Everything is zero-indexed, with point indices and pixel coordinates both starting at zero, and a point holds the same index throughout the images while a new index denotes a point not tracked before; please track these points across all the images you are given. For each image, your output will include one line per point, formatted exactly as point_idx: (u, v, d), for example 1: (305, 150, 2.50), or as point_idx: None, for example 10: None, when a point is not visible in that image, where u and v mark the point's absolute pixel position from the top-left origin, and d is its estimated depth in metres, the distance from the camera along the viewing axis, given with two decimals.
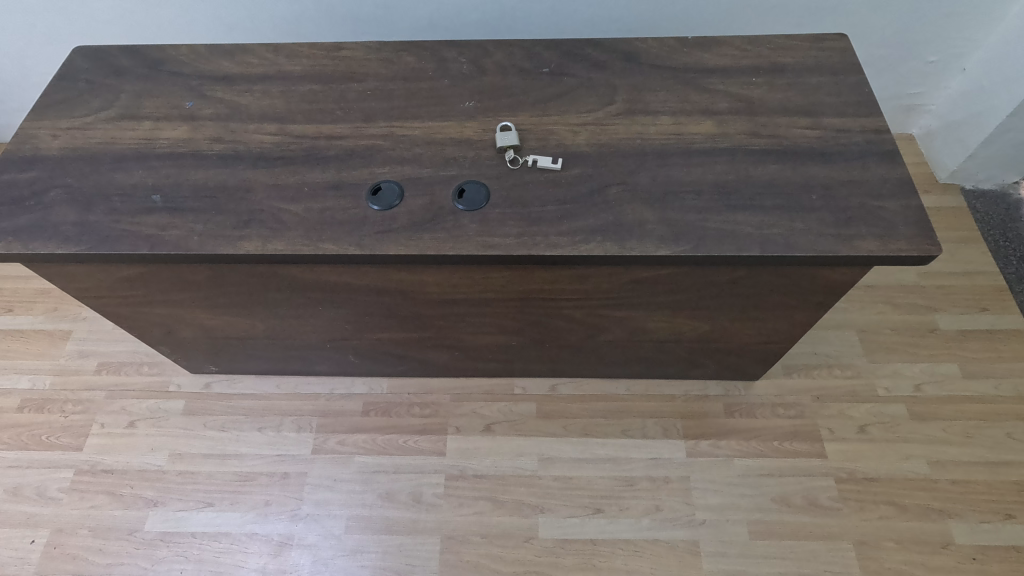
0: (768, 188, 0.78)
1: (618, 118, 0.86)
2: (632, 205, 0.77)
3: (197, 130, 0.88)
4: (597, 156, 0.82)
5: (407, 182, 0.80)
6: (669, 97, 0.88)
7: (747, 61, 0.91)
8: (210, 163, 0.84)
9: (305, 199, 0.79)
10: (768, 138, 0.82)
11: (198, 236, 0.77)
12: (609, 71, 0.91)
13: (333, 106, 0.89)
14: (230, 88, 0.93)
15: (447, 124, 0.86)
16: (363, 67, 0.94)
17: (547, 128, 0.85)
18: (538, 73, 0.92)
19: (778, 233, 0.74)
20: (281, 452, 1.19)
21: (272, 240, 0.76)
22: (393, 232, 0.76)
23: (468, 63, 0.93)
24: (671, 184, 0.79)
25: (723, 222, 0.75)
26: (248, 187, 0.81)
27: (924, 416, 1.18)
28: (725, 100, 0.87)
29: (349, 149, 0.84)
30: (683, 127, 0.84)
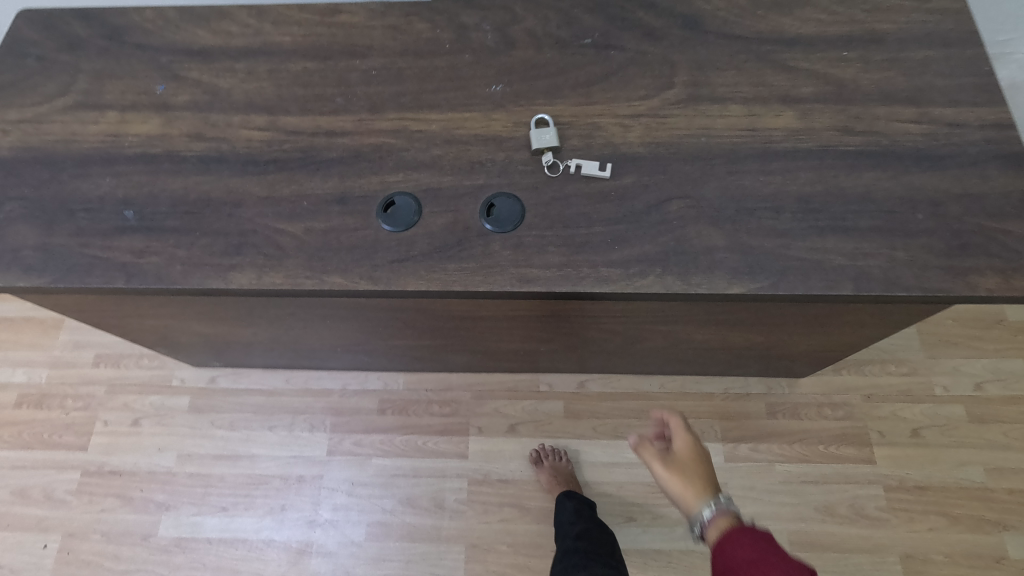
0: (865, 203, 0.64)
1: (677, 107, 0.70)
2: (697, 226, 0.64)
3: (172, 123, 0.73)
4: (653, 160, 0.67)
5: (426, 195, 0.67)
6: (740, 78, 0.72)
7: (837, 28, 0.74)
8: (190, 168, 0.70)
9: (304, 217, 0.67)
10: (863, 135, 0.67)
11: (181, 265, 0.65)
12: (666, 44, 0.74)
13: (332, 92, 0.74)
14: (208, 66, 0.77)
15: (470, 115, 0.71)
16: (366, 37, 0.77)
17: (591, 120, 0.70)
18: (578, 45, 0.75)
19: (877, 265, 0.61)
20: (294, 454, 1.13)
21: (268, 271, 0.64)
22: (411, 260, 0.64)
23: (493, 31, 0.76)
24: (745, 198, 0.65)
25: (809, 251, 0.62)
26: (236, 201, 0.68)
27: (984, 418, 1.09)
28: (811, 82, 0.71)
29: (355, 149, 0.70)
30: (758, 121, 0.69)
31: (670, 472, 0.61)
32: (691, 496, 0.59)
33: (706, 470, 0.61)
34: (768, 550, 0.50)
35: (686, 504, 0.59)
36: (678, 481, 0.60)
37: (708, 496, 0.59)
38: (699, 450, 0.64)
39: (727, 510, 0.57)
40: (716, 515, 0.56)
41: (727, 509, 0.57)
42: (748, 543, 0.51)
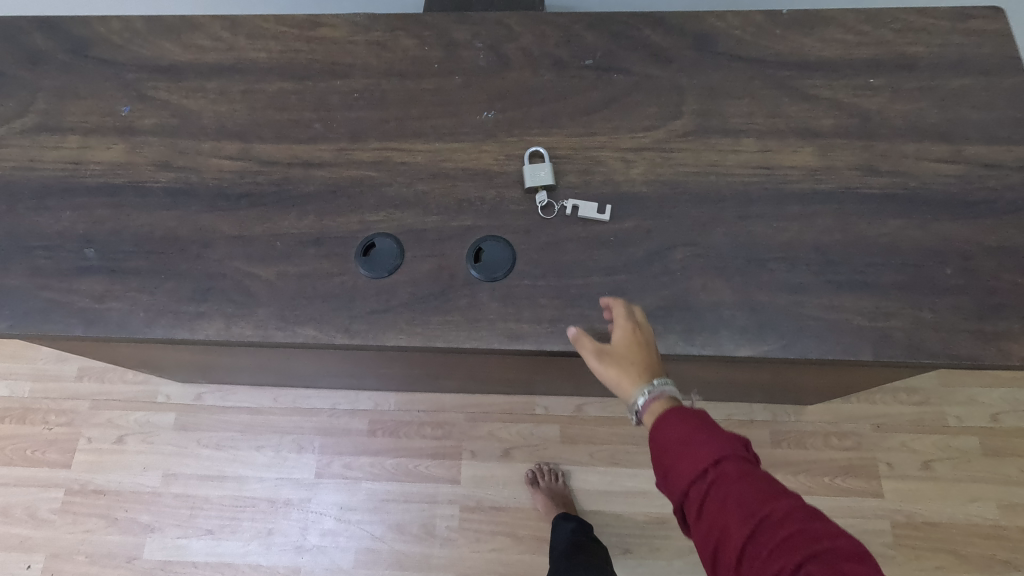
0: (889, 255, 0.58)
1: (685, 141, 0.64)
2: (703, 278, 0.58)
3: (137, 149, 0.68)
4: (657, 201, 0.62)
5: (409, 237, 0.62)
6: (755, 108, 0.65)
7: (864, 50, 0.67)
8: (155, 202, 0.65)
9: (277, 260, 0.62)
10: (889, 176, 0.61)
11: (144, 311, 0.60)
12: (674, 67, 0.68)
13: (310, 117, 0.68)
14: (176, 85, 0.71)
15: (458, 146, 0.66)
16: (347, 54, 0.71)
17: (590, 154, 0.64)
18: (578, 66, 0.68)
19: (899, 327, 0.55)
20: (282, 476, 1.10)
21: (238, 320, 0.60)
22: (392, 312, 0.59)
23: (485, 49, 0.70)
24: (756, 247, 0.59)
25: (826, 309, 0.57)
26: (205, 240, 0.63)
27: (999, 451, 1.05)
28: (832, 113, 0.64)
29: (333, 183, 0.65)
30: (773, 158, 0.63)
31: (608, 358, 0.52)
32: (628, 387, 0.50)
33: (648, 353, 0.52)
34: (697, 424, 0.46)
35: (623, 391, 0.51)
36: (615, 370, 0.51)
37: (644, 380, 0.50)
38: (642, 328, 0.54)
39: (663, 395, 0.49)
40: (652, 400, 0.49)
41: (664, 393, 0.49)
42: (675, 423, 0.46)
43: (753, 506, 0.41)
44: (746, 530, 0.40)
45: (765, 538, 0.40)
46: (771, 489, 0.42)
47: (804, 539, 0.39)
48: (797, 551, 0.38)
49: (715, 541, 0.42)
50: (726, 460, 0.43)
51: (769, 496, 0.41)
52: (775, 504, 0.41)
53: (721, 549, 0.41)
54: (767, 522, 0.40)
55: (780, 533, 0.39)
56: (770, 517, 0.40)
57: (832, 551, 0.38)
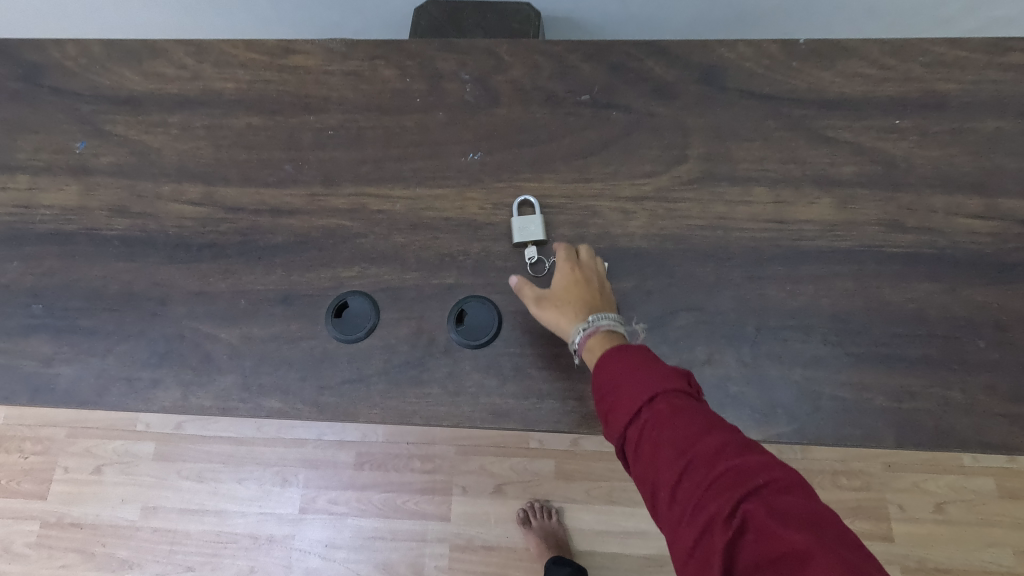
0: (914, 325, 0.52)
1: (690, 189, 0.58)
2: (708, 348, 0.53)
3: (91, 192, 0.62)
4: (658, 258, 0.56)
5: (385, 296, 0.56)
6: (768, 153, 0.59)
7: (889, 87, 0.61)
8: (110, 252, 0.60)
9: (241, 321, 0.56)
10: (915, 233, 0.55)
11: (95, 378, 0.55)
12: (679, 104, 0.62)
13: (280, 156, 0.62)
14: (136, 119, 0.65)
15: (441, 193, 0.60)
16: (321, 86, 0.65)
17: (585, 203, 0.58)
18: (573, 102, 0.62)
19: (925, 409, 0.50)
20: (265, 511, 1.06)
21: (197, 389, 0.54)
22: (365, 382, 0.54)
23: (472, 82, 0.64)
24: (767, 314, 0.54)
25: (844, 386, 0.51)
26: (162, 296, 0.58)
27: (1015, 494, 1.00)
28: (853, 159, 0.58)
29: (303, 233, 0.59)
30: (787, 210, 0.57)
31: (546, 304, 0.52)
32: (566, 327, 0.51)
33: (588, 293, 0.52)
34: (635, 362, 0.45)
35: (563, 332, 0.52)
36: (552, 313, 0.52)
37: (580, 317, 0.51)
38: (582, 267, 0.53)
39: (597, 332, 0.49)
40: (586, 339, 0.49)
41: (598, 329, 0.49)
42: (611, 363, 0.46)
43: (684, 442, 0.40)
44: (678, 467, 0.40)
45: (698, 474, 0.39)
46: (704, 425, 0.41)
47: (734, 475, 0.38)
48: (728, 487, 0.38)
49: (651, 482, 0.41)
50: (660, 399, 0.43)
51: (700, 431, 0.41)
52: (708, 440, 0.40)
53: (658, 490, 0.41)
54: (699, 458, 0.40)
55: (711, 469, 0.39)
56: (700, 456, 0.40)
57: (760, 485, 0.37)
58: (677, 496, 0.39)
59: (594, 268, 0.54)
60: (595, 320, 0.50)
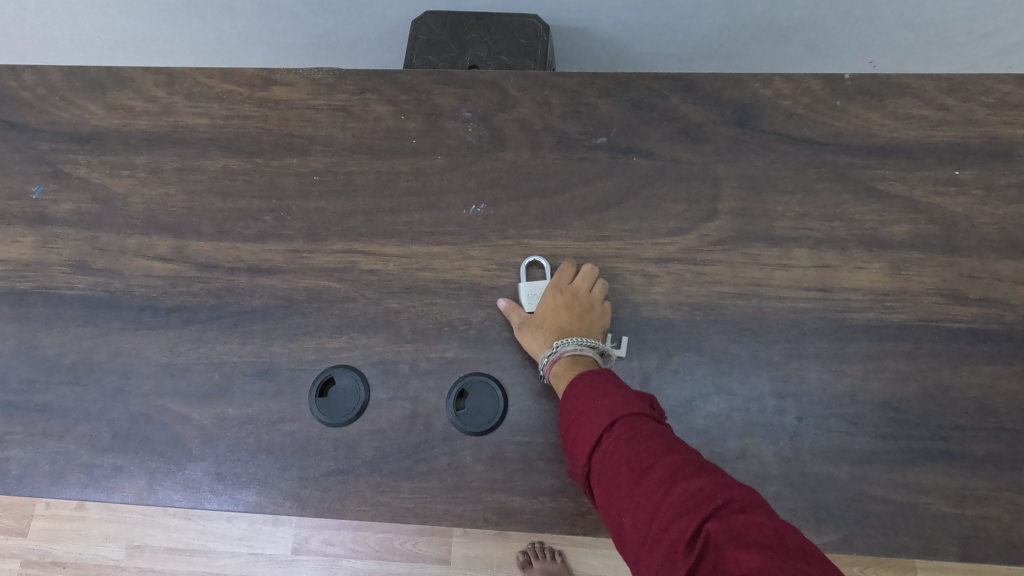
0: (978, 416, 0.46)
1: (721, 250, 0.52)
2: (742, 440, 0.47)
3: (49, 244, 0.56)
4: (684, 331, 0.50)
5: (376, 371, 0.50)
6: (809, 208, 0.52)
7: (949, 130, 0.53)
8: (69, 315, 0.53)
9: (215, 398, 0.50)
10: (979, 305, 0.49)
11: (52, 463, 0.49)
12: (708, 150, 0.55)
13: (259, 205, 0.56)
14: (99, 159, 0.59)
15: (439, 251, 0.53)
16: (305, 123, 0.58)
17: (602, 265, 0.52)
18: (588, 146, 0.55)
19: (990, 517, 0.44)
20: (256, 551, 1.00)
21: (164, 479, 0.48)
22: (354, 473, 0.48)
23: (474, 120, 0.57)
24: (809, 399, 0.47)
25: (897, 487, 0.45)
26: (127, 369, 0.51)
27: None
28: (906, 217, 0.52)
29: (285, 296, 0.53)
30: (832, 276, 0.50)
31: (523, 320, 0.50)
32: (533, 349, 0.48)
33: (566, 317, 0.48)
34: (596, 386, 0.44)
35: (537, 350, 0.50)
36: (522, 334, 0.49)
37: (547, 341, 0.48)
38: (569, 288, 0.50)
39: (561, 360, 0.47)
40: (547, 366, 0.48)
41: (562, 355, 0.47)
42: (572, 389, 0.44)
43: (640, 465, 0.38)
44: (638, 494, 0.38)
45: (656, 498, 0.37)
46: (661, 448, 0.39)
47: (693, 497, 0.35)
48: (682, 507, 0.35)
49: (614, 511, 0.39)
50: (620, 424, 0.41)
51: (658, 453, 0.38)
52: (664, 464, 0.38)
53: (620, 520, 0.38)
54: (657, 482, 0.37)
55: (668, 492, 0.36)
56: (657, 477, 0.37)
57: (718, 505, 0.34)
58: (637, 523, 0.37)
59: (586, 288, 0.50)
60: (559, 346, 0.47)
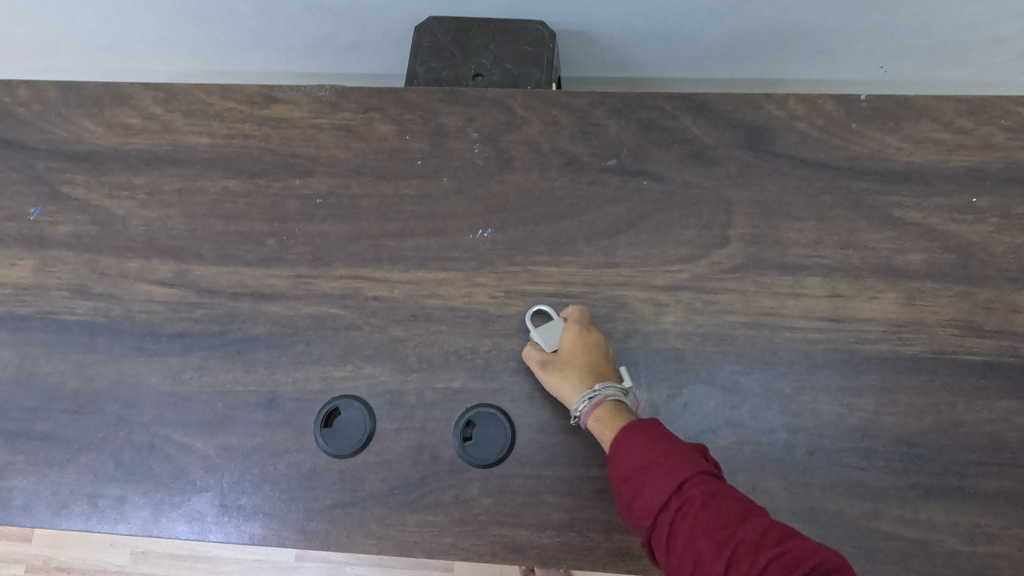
0: (992, 452, 0.45)
1: (732, 278, 0.51)
2: (753, 474, 0.46)
3: (48, 267, 0.55)
4: (695, 362, 0.49)
5: (381, 401, 0.49)
6: (822, 234, 0.51)
7: (966, 155, 0.52)
8: (69, 341, 0.53)
9: (218, 428, 0.50)
10: (995, 337, 0.48)
11: (54, 494, 0.49)
12: (720, 173, 0.54)
13: (261, 228, 0.55)
14: (99, 179, 0.57)
15: (445, 276, 0.52)
16: (309, 142, 0.57)
17: (611, 293, 0.51)
18: (598, 168, 0.54)
19: (1003, 555, 0.43)
20: (260, 558, 1.01)
21: (168, 511, 0.48)
22: (359, 507, 0.47)
23: (481, 141, 0.56)
24: (822, 433, 0.47)
25: (910, 524, 0.44)
26: (128, 397, 0.51)
27: None
28: (922, 244, 0.51)
29: (289, 323, 0.52)
30: (846, 306, 0.49)
31: (547, 372, 0.47)
32: (571, 394, 0.46)
33: (594, 357, 0.47)
34: (655, 441, 0.42)
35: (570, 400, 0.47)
36: (556, 380, 0.47)
37: (585, 385, 0.46)
38: (591, 328, 0.49)
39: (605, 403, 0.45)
40: (590, 414, 0.45)
41: (607, 398, 0.45)
42: (630, 443, 0.42)
43: (719, 532, 0.38)
44: (722, 563, 0.37)
45: (743, 569, 0.36)
46: (739, 510, 0.38)
47: (785, 568, 0.35)
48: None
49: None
50: (688, 485, 0.40)
51: (737, 520, 0.38)
52: (745, 531, 0.37)
53: None
54: (741, 551, 0.37)
55: (755, 562, 0.36)
56: (740, 545, 0.37)
57: None
58: None
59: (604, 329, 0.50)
60: (601, 389, 0.45)
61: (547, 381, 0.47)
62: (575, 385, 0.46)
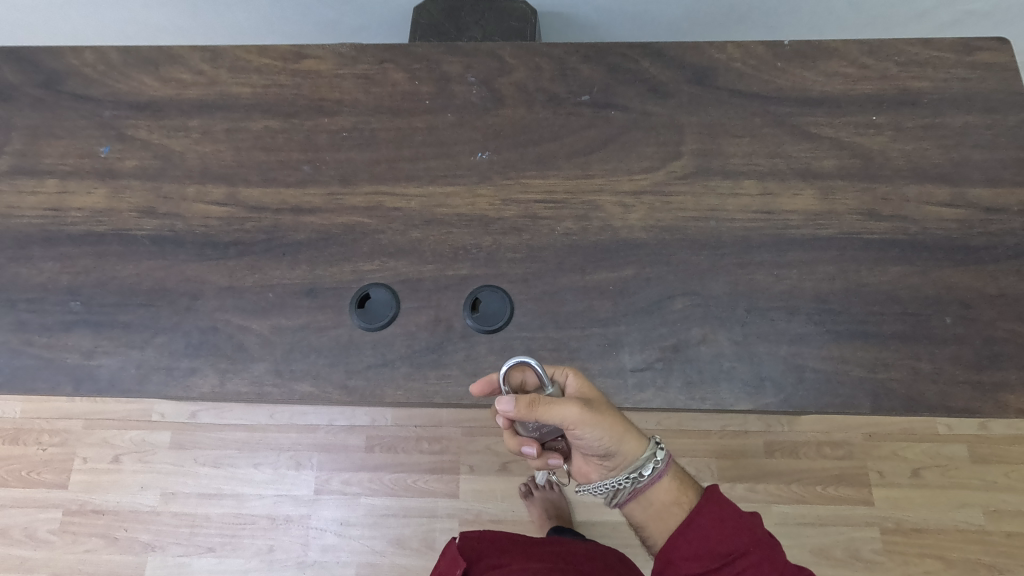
0: (889, 304, 0.58)
1: (684, 183, 0.63)
2: (702, 329, 0.58)
3: (119, 194, 0.66)
4: (656, 247, 0.61)
5: (404, 287, 0.61)
6: (756, 148, 0.64)
7: (867, 85, 0.66)
8: (140, 251, 0.63)
9: (271, 311, 0.60)
10: (890, 221, 0.61)
11: (136, 368, 0.59)
12: (673, 104, 0.66)
13: (298, 157, 0.66)
14: (159, 124, 0.69)
15: (452, 189, 0.64)
16: (335, 90, 0.69)
17: (588, 198, 0.63)
18: (574, 103, 0.67)
19: (898, 378, 0.56)
20: (282, 493, 1.11)
21: (231, 377, 0.59)
22: (389, 366, 0.58)
23: (478, 85, 0.68)
24: (757, 296, 0.59)
25: (826, 360, 0.56)
26: (194, 292, 0.62)
27: (985, 458, 1.07)
28: (834, 153, 0.63)
29: (325, 230, 0.63)
30: (775, 202, 0.62)
31: (587, 426, 0.53)
32: (624, 438, 0.55)
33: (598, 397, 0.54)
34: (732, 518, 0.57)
35: (611, 446, 0.56)
36: (607, 432, 0.54)
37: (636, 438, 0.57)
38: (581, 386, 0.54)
39: (673, 459, 0.60)
40: (662, 476, 0.59)
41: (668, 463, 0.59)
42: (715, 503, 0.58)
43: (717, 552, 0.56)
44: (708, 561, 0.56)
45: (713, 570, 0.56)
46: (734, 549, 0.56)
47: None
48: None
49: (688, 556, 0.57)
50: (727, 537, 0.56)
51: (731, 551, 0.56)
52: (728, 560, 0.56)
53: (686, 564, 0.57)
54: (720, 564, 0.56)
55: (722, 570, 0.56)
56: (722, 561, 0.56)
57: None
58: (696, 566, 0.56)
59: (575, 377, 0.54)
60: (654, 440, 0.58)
61: (595, 437, 0.54)
62: (621, 428, 0.55)
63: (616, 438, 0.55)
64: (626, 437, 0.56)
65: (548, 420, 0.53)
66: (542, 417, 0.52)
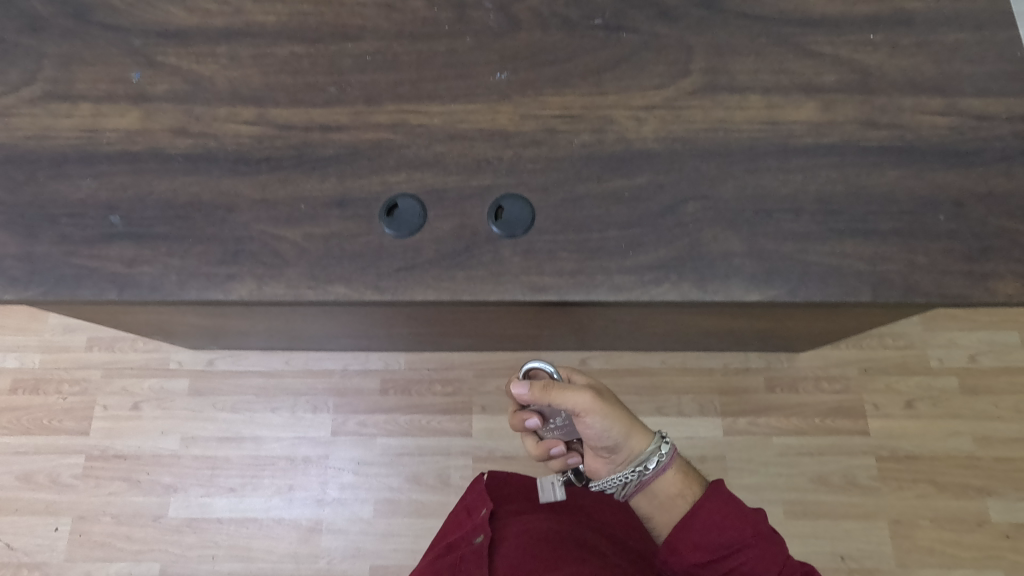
0: (887, 204, 0.62)
1: (694, 99, 0.67)
2: (713, 230, 0.62)
3: (152, 116, 0.68)
4: (669, 156, 0.65)
5: (430, 197, 0.64)
6: (761, 65, 0.68)
7: (865, 6, 0.69)
8: (175, 168, 0.66)
9: (303, 221, 0.64)
10: (887, 129, 0.64)
11: (177, 275, 0.62)
12: (682, 26, 0.69)
13: (324, 80, 0.69)
14: (187, 51, 0.71)
15: (472, 107, 0.67)
16: (357, 16, 0.71)
17: (602, 113, 0.66)
18: (588, 26, 0.70)
19: (896, 269, 0.60)
20: (299, 434, 1.14)
21: (268, 281, 0.62)
22: (418, 269, 0.61)
23: (495, 10, 0.71)
24: (764, 199, 0.62)
25: (829, 255, 0.60)
26: (229, 205, 0.64)
27: (975, 389, 1.12)
28: (834, 69, 0.67)
29: (353, 145, 0.66)
30: (780, 113, 0.66)
31: (597, 415, 0.62)
32: (629, 432, 0.65)
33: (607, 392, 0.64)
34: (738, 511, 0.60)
35: (618, 440, 0.64)
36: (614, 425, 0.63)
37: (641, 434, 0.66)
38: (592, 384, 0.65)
39: (676, 454, 0.67)
40: (667, 468, 0.66)
41: (672, 458, 0.67)
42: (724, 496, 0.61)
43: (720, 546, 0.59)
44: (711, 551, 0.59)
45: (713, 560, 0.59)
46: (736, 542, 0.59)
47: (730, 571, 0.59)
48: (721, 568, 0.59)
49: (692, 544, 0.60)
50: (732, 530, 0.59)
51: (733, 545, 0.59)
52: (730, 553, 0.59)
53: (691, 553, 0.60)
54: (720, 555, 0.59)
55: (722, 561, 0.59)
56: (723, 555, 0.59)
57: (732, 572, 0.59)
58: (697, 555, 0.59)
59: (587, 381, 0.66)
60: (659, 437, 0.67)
61: (603, 428, 0.63)
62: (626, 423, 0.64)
63: (622, 431, 0.64)
64: (631, 433, 0.65)
65: (562, 404, 0.61)
66: (555, 401, 0.61)
